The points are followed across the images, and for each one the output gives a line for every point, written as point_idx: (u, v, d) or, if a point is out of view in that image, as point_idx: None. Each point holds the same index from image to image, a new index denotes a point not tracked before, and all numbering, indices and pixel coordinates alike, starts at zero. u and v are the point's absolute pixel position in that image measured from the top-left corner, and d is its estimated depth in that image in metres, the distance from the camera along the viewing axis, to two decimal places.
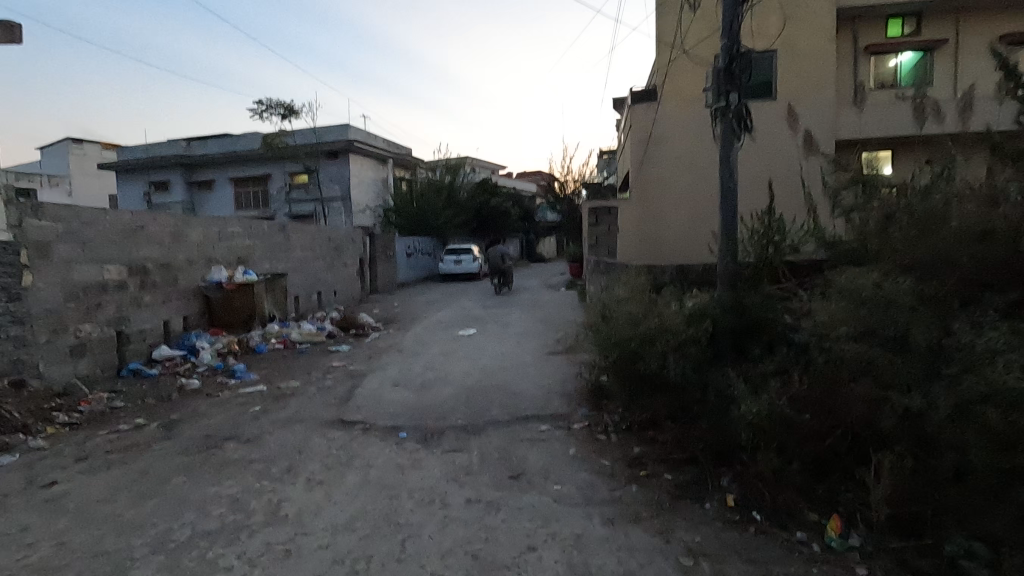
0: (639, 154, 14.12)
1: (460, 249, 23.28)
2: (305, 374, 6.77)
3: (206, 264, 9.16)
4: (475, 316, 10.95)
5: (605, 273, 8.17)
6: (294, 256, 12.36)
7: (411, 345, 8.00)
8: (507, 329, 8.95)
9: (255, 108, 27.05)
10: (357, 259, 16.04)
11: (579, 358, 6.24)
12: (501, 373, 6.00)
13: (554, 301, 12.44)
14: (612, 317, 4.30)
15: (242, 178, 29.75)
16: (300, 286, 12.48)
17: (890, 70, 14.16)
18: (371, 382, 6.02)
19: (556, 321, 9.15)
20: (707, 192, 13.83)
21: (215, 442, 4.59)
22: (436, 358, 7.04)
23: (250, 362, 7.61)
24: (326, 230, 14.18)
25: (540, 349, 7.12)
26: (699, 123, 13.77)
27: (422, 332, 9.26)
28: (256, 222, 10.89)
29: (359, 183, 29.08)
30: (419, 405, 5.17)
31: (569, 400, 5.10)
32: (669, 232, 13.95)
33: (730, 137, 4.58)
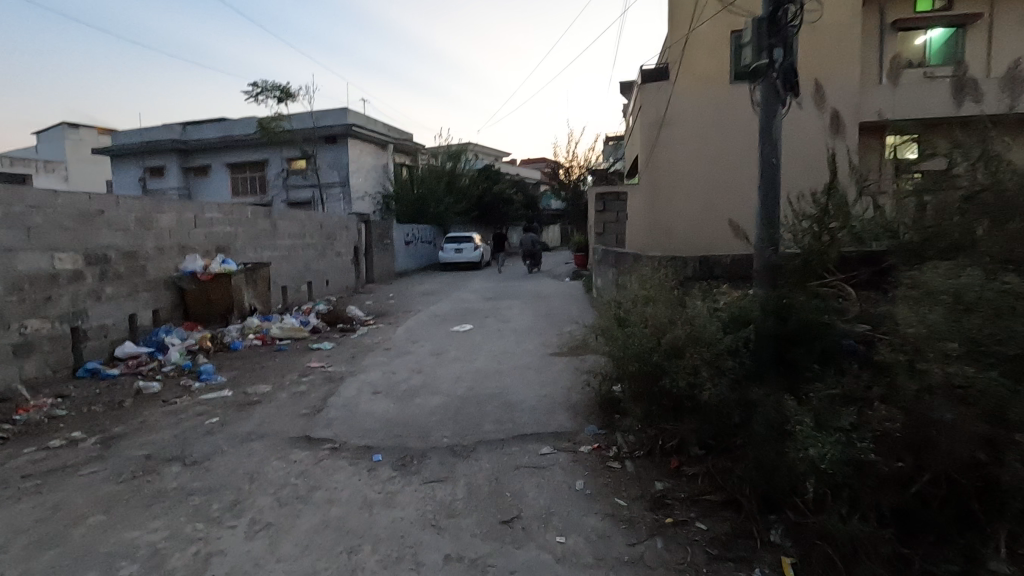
0: (651, 137, 13.36)
1: (461, 237, 22.53)
2: (279, 377, 6.06)
3: (179, 253, 8.44)
4: (474, 309, 10.19)
5: (614, 265, 7.38)
6: (281, 244, 11.61)
7: (400, 343, 7.26)
8: (507, 325, 8.20)
9: (250, 91, 26.22)
10: (351, 248, 15.30)
11: (586, 361, 5.50)
12: (497, 379, 5.27)
13: (559, 293, 11.68)
14: (631, 321, 3.55)
15: (239, 164, 28.96)
16: (288, 276, 11.76)
17: (918, 48, 13.27)
18: (349, 388, 5.29)
19: (560, 316, 8.39)
20: (725, 179, 12.94)
21: (155, 465, 3.88)
22: (425, 359, 6.31)
23: (221, 361, 6.90)
24: (317, 217, 13.43)
25: (541, 349, 6.37)
26: (716, 104, 12.91)
27: (415, 327, 8.52)
28: (238, 207, 10.15)
29: (358, 169, 28.26)
30: (399, 419, 4.43)
31: (575, 413, 4.36)
32: (684, 222, 13.13)
33: (773, 102, 3.80)
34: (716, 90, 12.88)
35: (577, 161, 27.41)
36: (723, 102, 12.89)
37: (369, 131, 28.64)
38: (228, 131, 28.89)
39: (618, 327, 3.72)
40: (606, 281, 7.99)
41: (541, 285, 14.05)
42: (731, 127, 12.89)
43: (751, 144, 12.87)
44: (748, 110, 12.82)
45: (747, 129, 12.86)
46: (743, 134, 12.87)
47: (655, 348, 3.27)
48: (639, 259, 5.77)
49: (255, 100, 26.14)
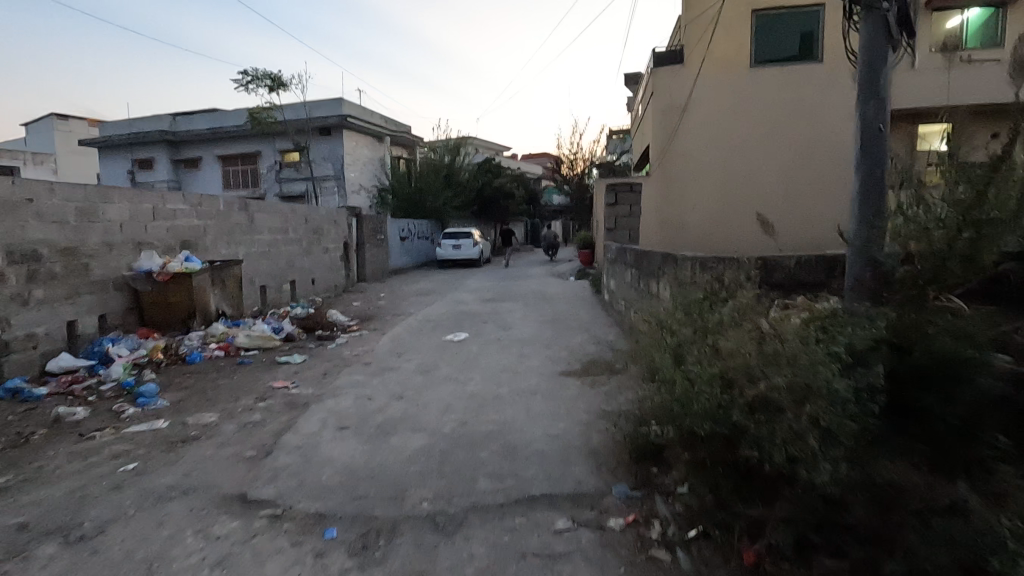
0: (665, 125, 12.33)
1: (460, 232, 21.49)
2: (231, 401, 4.99)
3: (134, 249, 7.39)
4: (471, 313, 9.11)
5: (632, 266, 6.31)
6: (259, 240, 10.53)
7: (383, 357, 6.19)
8: (509, 333, 7.14)
9: (240, 79, 25.13)
10: (340, 244, 14.24)
11: (607, 387, 4.44)
12: (497, 411, 4.21)
13: (565, 295, 10.61)
14: (689, 353, 2.51)
15: (230, 156, 27.87)
16: (267, 274, 10.70)
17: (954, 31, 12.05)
18: (312, 420, 4.23)
19: (570, 325, 7.34)
20: (750, 171, 11.85)
21: (25, 542, 2.83)
22: (411, 378, 5.25)
23: (171, 378, 5.85)
24: (303, 211, 12.36)
25: (550, 368, 5.31)
26: (738, 89, 11.79)
27: (403, 335, 7.46)
28: (208, 198, 9.11)
29: (354, 162, 27.15)
30: (367, 471, 3.37)
31: (600, 465, 3.31)
32: (706, 218, 12.08)
33: (882, 43, 2.76)
34: (738, 74, 11.76)
35: (580, 155, 26.29)
36: (745, 86, 11.76)
37: (365, 123, 27.52)
38: (218, 122, 27.79)
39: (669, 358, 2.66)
40: (623, 284, 6.94)
41: (544, 285, 12.98)
42: (753, 114, 11.78)
43: (777, 133, 11.71)
44: (772, 94, 11.67)
45: (772, 116, 11.71)
46: (768, 121, 11.73)
47: (734, 401, 2.21)
48: (668, 261, 4.71)
49: (245, 89, 25.05)
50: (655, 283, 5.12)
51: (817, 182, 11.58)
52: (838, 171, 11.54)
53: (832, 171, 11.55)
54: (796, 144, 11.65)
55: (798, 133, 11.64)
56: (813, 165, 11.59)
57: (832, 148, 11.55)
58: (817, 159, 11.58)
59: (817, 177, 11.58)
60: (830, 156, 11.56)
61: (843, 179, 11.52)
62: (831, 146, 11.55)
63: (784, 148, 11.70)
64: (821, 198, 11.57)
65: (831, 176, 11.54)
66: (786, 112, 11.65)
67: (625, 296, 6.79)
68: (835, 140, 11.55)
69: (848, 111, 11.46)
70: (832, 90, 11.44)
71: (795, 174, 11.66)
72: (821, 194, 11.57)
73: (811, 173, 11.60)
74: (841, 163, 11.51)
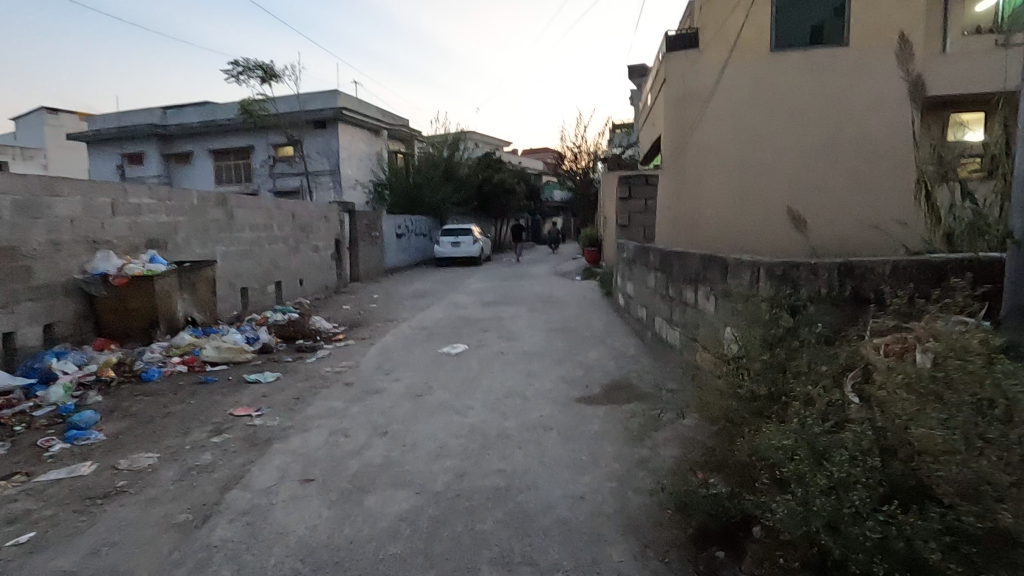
0: (677, 115, 11.54)
1: (459, 230, 20.63)
2: (180, 434, 4.12)
3: (88, 249, 6.53)
4: (470, 319, 8.22)
5: (658, 269, 5.43)
6: (239, 238, 9.65)
7: (367, 375, 5.33)
8: (514, 345, 6.27)
9: (231, 70, 24.20)
10: (331, 242, 13.35)
11: (637, 426, 3.58)
12: (503, 455, 3.34)
13: (573, 298, 9.73)
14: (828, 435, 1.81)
15: (222, 150, 26.92)
16: (248, 275, 9.84)
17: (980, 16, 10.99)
18: (269, 467, 3.36)
19: (582, 336, 6.47)
20: (772, 164, 11.00)
21: None
22: (399, 405, 4.38)
23: (118, 401, 4.99)
24: (290, 206, 11.48)
25: (565, 394, 4.43)
26: (756, 76, 10.91)
27: (394, 346, 6.59)
28: (179, 192, 8.24)
29: (350, 156, 26.22)
30: (330, 554, 2.50)
31: (645, 547, 2.43)
32: (727, 217, 11.28)
33: None
34: (756, 60, 10.87)
35: (584, 149, 25.35)
36: (765, 74, 10.88)
37: (361, 116, 26.61)
38: (210, 116, 26.83)
39: (796, 437, 1.87)
40: (645, 291, 6.06)
41: (549, 286, 12.10)
42: (775, 104, 10.90)
43: (801, 124, 10.83)
44: (795, 82, 10.78)
45: (795, 105, 10.83)
46: (791, 111, 10.85)
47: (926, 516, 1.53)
48: (712, 266, 3.82)
49: (235, 80, 24.09)
50: (695, 293, 4.23)
51: (845, 176, 10.71)
52: (869, 163, 10.62)
53: (863, 165, 10.64)
54: (822, 136, 10.78)
55: (824, 124, 10.76)
56: (841, 158, 10.71)
57: (862, 139, 10.65)
58: (846, 152, 10.70)
59: (847, 171, 10.70)
60: (860, 147, 10.66)
61: (875, 173, 10.60)
62: (860, 136, 10.65)
63: (809, 141, 10.83)
64: (850, 192, 10.69)
65: (862, 169, 10.64)
66: (810, 101, 10.76)
67: (648, 305, 5.91)
68: (866, 130, 10.63)
69: (878, 99, 10.53)
70: (860, 76, 10.53)
71: (823, 168, 10.80)
72: (851, 190, 10.68)
73: (841, 167, 10.72)
74: (872, 156, 10.62)
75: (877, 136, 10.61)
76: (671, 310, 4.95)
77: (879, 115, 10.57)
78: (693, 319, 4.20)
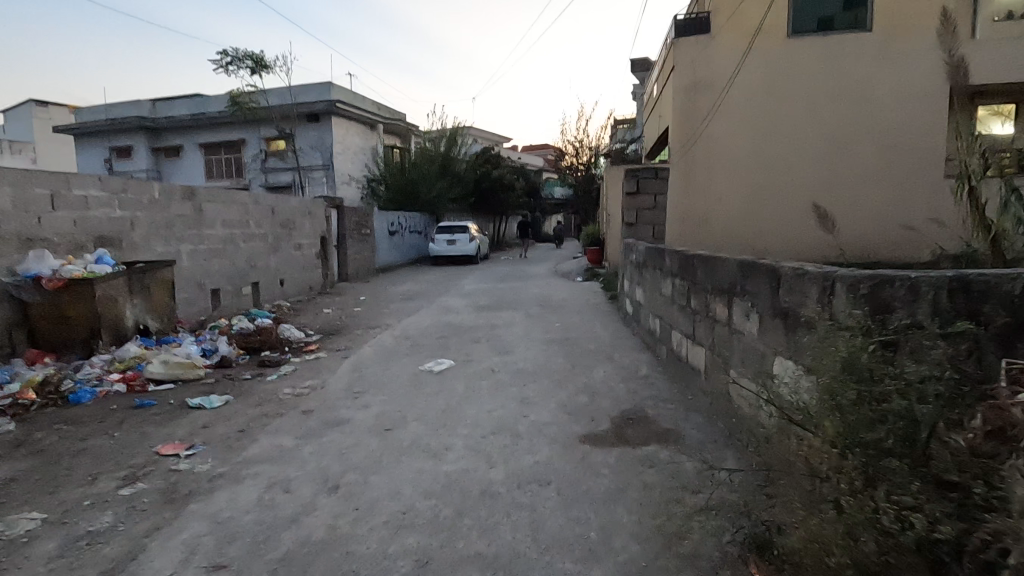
0: (690, 104, 10.77)
1: (455, 227, 19.80)
2: (85, 481, 3.30)
3: (19, 248, 5.69)
4: (459, 328, 7.38)
5: (676, 274, 4.59)
6: (209, 236, 8.81)
7: (332, 399, 4.49)
8: (507, 361, 5.43)
9: (220, 60, 23.30)
10: (315, 240, 12.50)
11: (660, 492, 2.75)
12: (485, 531, 2.51)
13: (574, 303, 8.90)
14: None
15: (212, 144, 26.05)
16: (219, 276, 9.00)
17: None
18: (174, 544, 2.53)
19: (586, 351, 5.64)
20: (791, 158, 10.45)
21: None
22: (362, 444, 3.54)
23: (31, 431, 4.15)
24: (269, 200, 10.64)
25: (567, 432, 3.59)
26: (775, 63, 10.32)
27: (371, 361, 5.76)
28: (138, 184, 7.40)
29: (344, 150, 25.34)
30: None
31: None
32: (744, 216, 10.70)
33: None
34: (773, 47, 10.28)
35: (585, 144, 24.44)
36: (782, 63, 10.32)
37: (356, 109, 25.72)
38: (200, 109, 25.93)
39: None
40: (659, 300, 5.22)
41: (549, 288, 11.27)
42: (793, 95, 10.35)
43: (822, 116, 10.31)
44: (814, 71, 10.22)
45: (815, 97, 10.28)
46: (810, 102, 10.31)
47: None
48: (758, 276, 2.97)
49: (225, 71, 23.21)
50: (730, 307, 3.39)
51: (870, 171, 10.23)
52: (894, 158, 10.15)
53: (888, 160, 10.17)
54: (844, 129, 10.28)
55: (846, 116, 10.25)
56: (864, 153, 10.25)
57: (887, 131, 10.15)
58: (870, 146, 10.22)
59: (870, 167, 10.23)
60: (885, 141, 10.16)
61: (901, 168, 10.13)
62: (884, 129, 10.16)
63: (830, 135, 10.33)
64: (876, 189, 10.22)
65: (887, 164, 10.17)
66: (831, 92, 10.22)
67: (662, 316, 5.08)
68: (891, 123, 10.12)
69: (903, 89, 10.02)
70: (884, 64, 10.00)
71: (845, 164, 10.31)
72: (878, 186, 10.20)
73: (864, 163, 10.25)
74: (897, 150, 10.14)
75: (903, 129, 10.10)
76: (694, 326, 4.12)
77: (904, 106, 10.06)
78: (728, 342, 3.37)
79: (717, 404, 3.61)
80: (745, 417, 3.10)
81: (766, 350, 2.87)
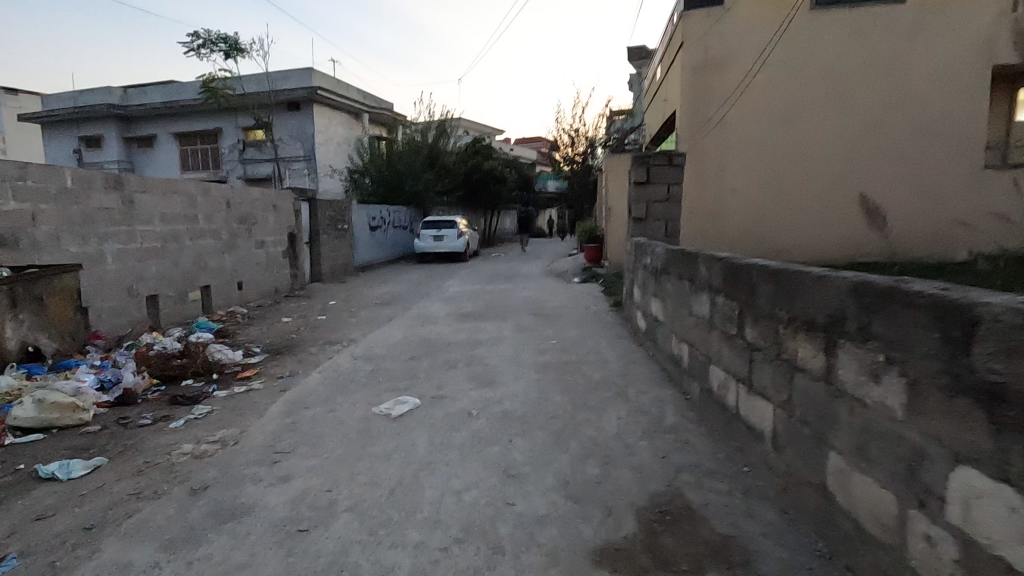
0: (703, 87, 9.62)
1: (443, 222, 18.48)
2: None
3: None
4: (435, 345, 6.10)
5: (719, 290, 3.34)
6: (143, 233, 7.47)
7: (242, 466, 3.21)
8: (489, 399, 4.15)
9: (192, 43, 21.73)
10: (281, 236, 11.14)
11: None
12: None
13: (572, 311, 7.65)
14: None
15: (187, 133, 24.52)
16: (157, 280, 7.66)
17: None
18: None
19: (592, 383, 4.39)
20: (815, 149, 9.50)
21: None
22: (253, 566, 2.26)
23: None
24: (223, 191, 9.27)
25: (572, 541, 2.34)
26: (796, 40, 9.26)
27: (315, 395, 4.47)
28: (41, 169, 6.03)
29: (326, 140, 23.88)
30: None
31: None
32: (760, 211, 9.74)
33: None
34: (793, 22, 9.20)
35: (581, 133, 23.13)
36: (803, 39, 9.25)
37: (340, 97, 24.24)
38: (173, 96, 24.32)
39: None
40: (688, 321, 3.97)
41: (544, 291, 10.01)
42: (815, 76, 9.32)
43: (849, 100, 9.30)
44: (839, 48, 9.18)
45: (839, 77, 9.26)
46: (834, 83, 9.29)
47: None
48: (907, 314, 1.71)
49: (197, 54, 21.66)
50: (830, 354, 2.14)
51: (901, 161, 9.29)
52: (928, 146, 9.19)
53: (920, 147, 9.21)
54: (872, 114, 9.29)
55: (873, 99, 9.24)
56: (893, 139, 9.28)
57: (921, 116, 9.15)
58: (902, 133, 9.24)
59: (900, 155, 9.29)
60: (918, 126, 9.18)
61: (933, 157, 9.20)
62: (917, 113, 9.16)
63: (855, 121, 9.34)
64: (909, 181, 9.31)
65: (920, 153, 9.22)
66: (858, 72, 9.20)
67: (694, 344, 3.83)
68: (923, 106, 9.13)
69: (937, 68, 9.01)
70: (917, 40, 8.97)
71: (872, 152, 9.36)
72: (911, 178, 9.30)
73: (894, 151, 9.30)
74: (931, 136, 9.17)
75: (939, 114, 9.11)
76: (753, 367, 2.87)
77: (938, 86, 9.05)
78: (832, 410, 2.14)
79: (801, 496, 2.38)
80: (875, 545, 1.88)
81: (930, 449, 1.63)
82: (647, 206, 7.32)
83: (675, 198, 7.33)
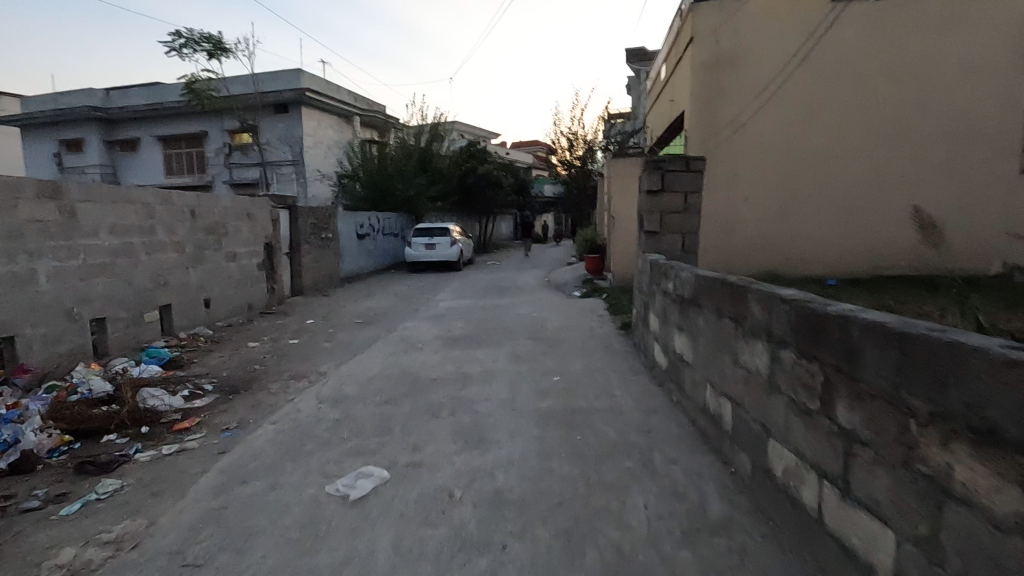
0: (715, 87, 8.79)
1: (435, 230, 17.61)
2: None
3: None
4: (417, 381, 5.21)
5: (786, 342, 2.46)
6: (87, 247, 6.54)
7: None
8: (476, 470, 3.25)
9: (174, 42, 20.78)
10: (255, 247, 10.22)
11: None
12: None
13: (576, 335, 6.76)
14: None
15: (170, 136, 23.53)
16: (104, 301, 6.73)
17: None
18: None
19: (606, 445, 3.49)
20: (838, 154, 8.66)
21: None
22: None
23: None
24: (187, 199, 8.36)
25: None
26: (815, 35, 8.46)
27: (260, 459, 3.56)
28: None
29: (315, 143, 22.96)
30: None
31: None
32: (781, 224, 8.90)
33: None
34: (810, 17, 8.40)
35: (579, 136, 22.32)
36: (821, 35, 8.45)
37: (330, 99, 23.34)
38: (156, 97, 23.19)
39: None
40: (732, 373, 3.08)
41: (543, 308, 9.11)
42: (838, 75, 8.51)
43: (875, 101, 8.48)
44: (863, 44, 8.36)
45: (864, 75, 8.44)
46: (858, 82, 8.47)
47: None
48: None
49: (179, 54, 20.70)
50: None
51: (934, 166, 8.46)
52: (964, 149, 8.35)
53: (954, 151, 8.38)
54: (900, 115, 8.45)
55: (901, 99, 8.42)
56: (925, 142, 8.44)
57: (954, 116, 8.32)
58: (933, 135, 8.40)
59: (931, 159, 8.46)
60: (950, 127, 8.35)
61: (966, 161, 8.36)
62: (950, 113, 8.33)
63: (882, 123, 8.51)
64: (941, 188, 8.48)
65: (953, 156, 8.39)
66: (884, 69, 8.38)
67: (742, 405, 2.94)
68: (955, 106, 8.30)
69: (969, 65, 8.19)
70: (948, 33, 8.14)
71: (901, 158, 8.53)
72: (944, 184, 8.47)
73: (925, 155, 8.46)
74: (966, 138, 8.33)
75: (973, 113, 8.28)
76: (852, 466, 1.99)
77: (970, 84, 8.23)
78: None
79: None
80: None
81: None
82: (661, 217, 6.45)
83: (693, 208, 6.47)
